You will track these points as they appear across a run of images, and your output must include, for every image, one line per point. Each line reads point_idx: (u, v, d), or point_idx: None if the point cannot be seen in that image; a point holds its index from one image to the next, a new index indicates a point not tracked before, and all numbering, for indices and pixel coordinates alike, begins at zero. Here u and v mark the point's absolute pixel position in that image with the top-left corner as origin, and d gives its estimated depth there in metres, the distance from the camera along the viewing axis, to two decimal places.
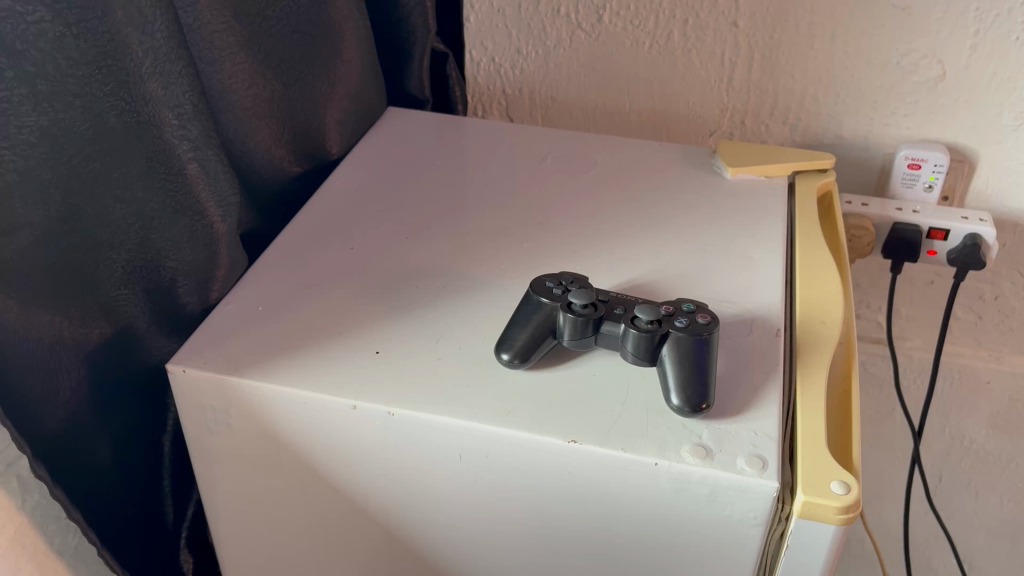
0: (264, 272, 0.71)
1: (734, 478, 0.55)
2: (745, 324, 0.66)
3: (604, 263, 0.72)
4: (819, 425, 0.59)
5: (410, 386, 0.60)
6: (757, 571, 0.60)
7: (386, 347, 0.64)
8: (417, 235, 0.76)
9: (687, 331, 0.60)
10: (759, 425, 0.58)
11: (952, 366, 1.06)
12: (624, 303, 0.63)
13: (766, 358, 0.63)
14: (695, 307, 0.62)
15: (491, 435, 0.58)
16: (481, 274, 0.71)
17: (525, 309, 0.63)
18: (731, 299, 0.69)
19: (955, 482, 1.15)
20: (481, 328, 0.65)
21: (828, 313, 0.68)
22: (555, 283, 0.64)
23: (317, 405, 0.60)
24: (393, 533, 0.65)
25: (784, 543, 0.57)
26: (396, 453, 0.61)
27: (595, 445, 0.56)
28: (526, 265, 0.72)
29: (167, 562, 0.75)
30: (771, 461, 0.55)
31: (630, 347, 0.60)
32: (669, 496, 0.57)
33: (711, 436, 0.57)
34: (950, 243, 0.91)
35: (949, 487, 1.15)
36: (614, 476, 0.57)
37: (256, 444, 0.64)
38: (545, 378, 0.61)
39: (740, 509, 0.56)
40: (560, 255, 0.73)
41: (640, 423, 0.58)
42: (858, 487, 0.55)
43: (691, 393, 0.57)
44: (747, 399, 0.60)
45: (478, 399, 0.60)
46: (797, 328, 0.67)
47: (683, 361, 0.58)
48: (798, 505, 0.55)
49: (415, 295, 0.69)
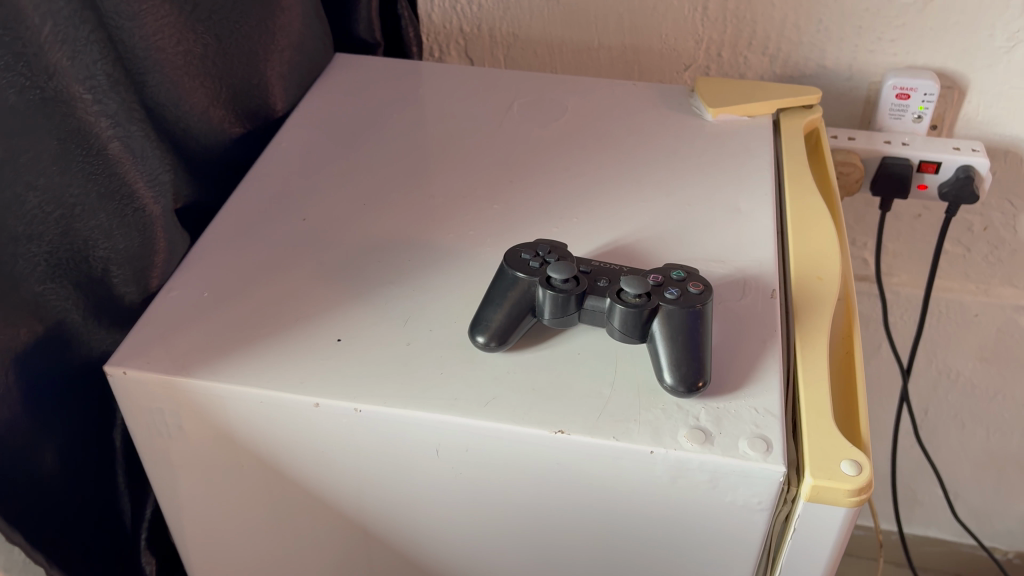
0: (209, 252, 0.64)
1: (736, 463, 0.50)
2: (738, 285, 0.61)
3: (582, 225, 0.66)
4: (824, 396, 0.55)
5: (380, 376, 0.55)
6: (762, 555, 0.56)
7: (349, 333, 0.58)
8: (376, 201, 0.70)
9: (678, 304, 0.54)
10: (760, 400, 0.54)
11: (940, 301, 1.03)
12: (608, 274, 0.57)
13: (763, 322, 0.58)
14: (686, 274, 0.57)
15: (471, 429, 0.53)
16: (450, 243, 0.65)
17: (500, 285, 0.57)
18: (721, 258, 0.63)
19: (941, 415, 1.13)
20: (453, 306, 0.60)
21: (825, 269, 0.63)
22: (531, 254, 0.58)
23: (277, 402, 0.55)
24: (370, 529, 0.61)
25: (790, 525, 0.53)
26: (366, 448, 0.56)
27: (584, 434, 0.52)
28: (498, 231, 0.66)
29: (130, 563, 0.70)
30: (776, 442, 0.51)
31: (617, 324, 0.54)
32: (666, 484, 0.53)
33: (709, 417, 0.52)
34: (942, 175, 0.86)
35: (935, 420, 1.13)
36: (607, 465, 0.53)
37: (215, 445, 0.59)
38: (527, 359, 0.56)
39: (743, 494, 0.52)
40: (534, 218, 0.67)
41: (632, 405, 0.53)
42: (870, 464, 0.51)
43: (685, 371, 0.52)
44: (745, 371, 0.55)
45: (454, 388, 0.54)
46: (793, 286, 0.63)
47: (676, 337, 0.53)
48: (806, 488, 0.51)
49: (379, 271, 0.63)
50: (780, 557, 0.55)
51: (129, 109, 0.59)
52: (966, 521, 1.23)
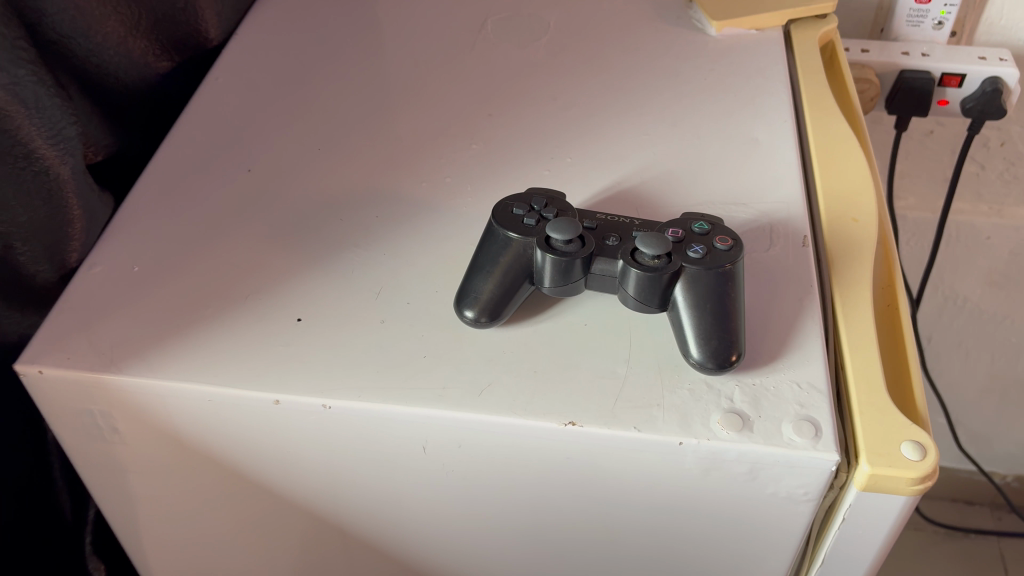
0: (138, 215, 0.54)
1: (782, 453, 0.43)
2: (764, 233, 0.53)
3: (576, 168, 0.57)
4: (873, 363, 0.47)
5: (348, 365, 0.46)
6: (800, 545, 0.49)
7: (311, 311, 0.49)
8: (334, 145, 0.59)
9: (704, 264, 0.45)
10: (802, 374, 0.46)
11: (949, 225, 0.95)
12: (617, 229, 0.48)
13: (796, 278, 0.50)
14: (711, 226, 0.47)
15: (463, 424, 0.44)
16: (425, 194, 0.55)
17: (489, 249, 0.48)
18: (741, 200, 0.55)
19: (945, 343, 1.07)
20: (434, 272, 0.50)
21: (860, 209, 0.55)
22: (524, 208, 0.49)
23: (228, 400, 0.45)
24: (349, 530, 0.53)
25: (837, 515, 0.46)
26: (338, 447, 0.48)
27: (601, 426, 0.43)
28: (480, 178, 0.56)
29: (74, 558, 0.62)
30: (825, 426, 0.43)
31: (632, 291, 0.46)
32: (696, 476, 0.45)
33: (745, 397, 0.45)
34: (965, 89, 0.77)
35: (939, 348, 1.08)
36: (626, 458, 0.45)
37: (158, 449, 0.50)
38: (525, 334, 0.48)
39: (787, 486, 0.44)
40: (521, 161, 0.58)
41: (654, 387, 0.45)
42: (935, 445, 0.43)
43: (715, 346, 0.44)
44: (780, 338, 0.47)
45: (439, 373, 0.46)
46: (824, 230, 0.54)
47: (703, 305, 0.45)
48: (861, 477, 0.43)
49: (343, 232, 0.53)
50: (822, 547, 0.49)
51: (15, 49, 0.46)
52: (967, 448, 1.19)
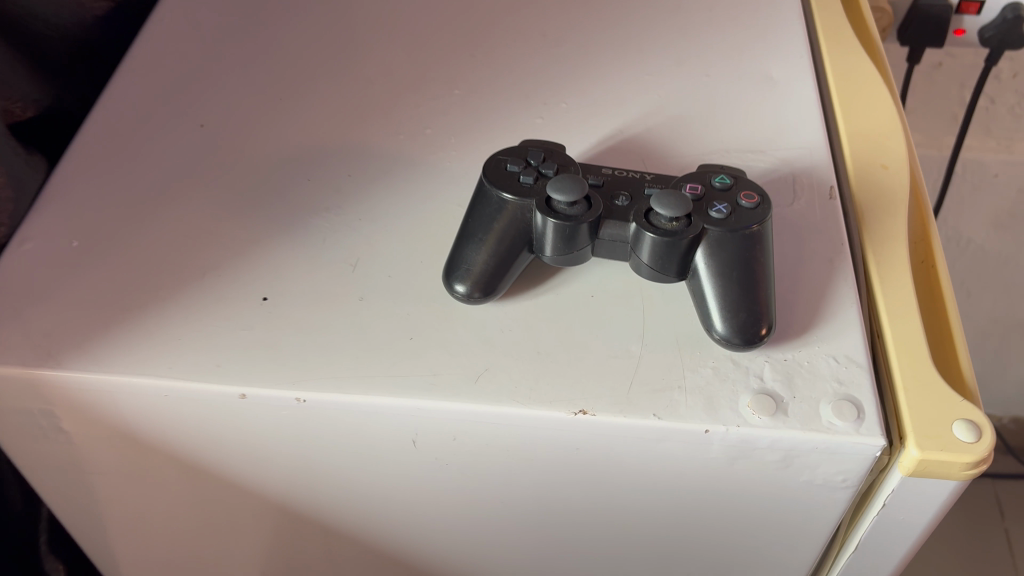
0: (76, 181, 0.47)
1: (821, 439, 0.38)
2: (786, 185, 0.47)
3: (573, 115, 0.51)
4: (916, 330, 0.42)
5: (325, 350, 0.40)
6: (831, 533, 0.45)
7: (279, 289, 0.43)
8: (299, 94, 0.53)
9: (728, 226, 0.40)
10: (838, 345, 0.41)
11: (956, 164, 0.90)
12: (627, 185, 0.42)
13: (824, 235, 0.45)
14: (733, 180, 0.42)
15: (458, 416, 0.39)
16: (404, 149, 0.49)
17: (481, 213, 0.42)
18: (759, 148, 0.49)
19: None
20: (418, 240, 0.45)
21: (890, 154, 0.49)
22: (520, 164, 0.42)
23: (187, 395, 0.40)
24: (332, 526, 0.48)
25: (877, 501, 0.41)
26: (316, 442, 0.42)
27: (616, 414, 0.38)
28: (466, 130, 0.50)
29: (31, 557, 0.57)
30: (867, 407, 0.38)
31: (646, 259, 0.40)
32: (722, 465, 0.40)
33: (777, 375, 0.39)
34: (984, 17, 0.71)
35: None
36: (643, 448, 0.40)
37: (111, 449, 0.44)
38: (525, 309, 0.42)
39: (824, 473, 0.39)
40: (510, 108, 0.51)
41: (673, 367, 0.40)
42: (990, 424, 0.38)
43: (744, 319, 0.39)
44: (811, 304, 0.42)
45: (429, 358, 0.40)
46: (851, 179, 0.49)
47: (728, 272, 0.39)
48: (909, 462, 0.38)
49: (312, 195, 0.47)
50: (855, 533, 0.44)
51: None
52: None
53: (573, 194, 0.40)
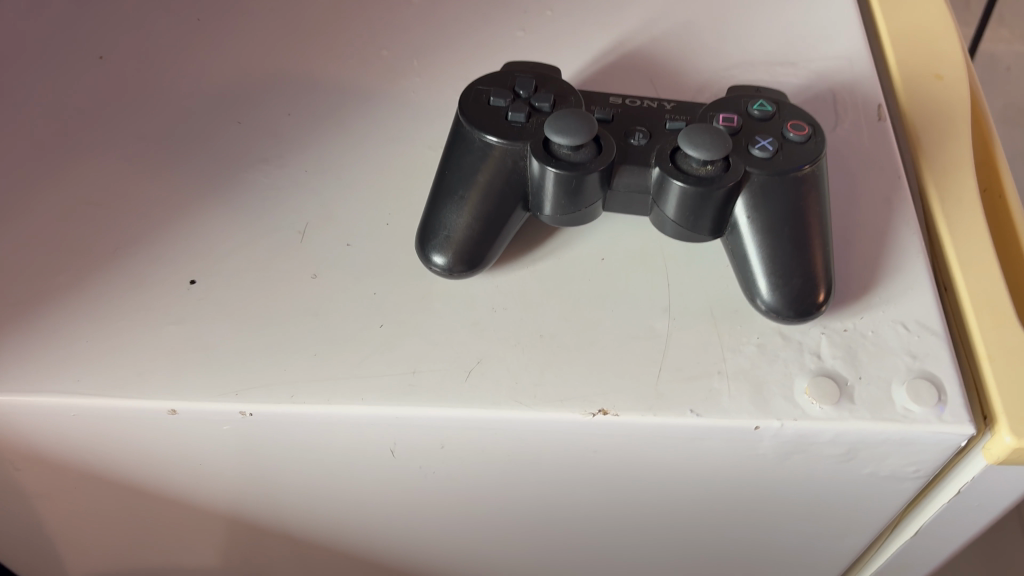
0: None
1: (896, 431, 0.31)
2: (826, 104, 0.39)
3: (562, 25, 0.42)
4: (995, 282, 0.35)
5: (273, 346, 0.32)
6: (882, 524, 0.38)
7: (211, 268, 0.34)
8: (221, 10, 0.43)
9: (774, 167, 0.31)
10: (906, 309, 0.33)
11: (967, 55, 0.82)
12: (644, 118, 0.33)
13: (876, 166, 0.37)
14: (775, 106, 0.33)
15: (446, 424, 0.31)
16: (357, 78, 0.40)
17: (460, 162, 0.33)
18: (789, 59, 0.40)
19: None
20: (381, 199, 0.36)
21: (945, 60, 0.41)
22: (505, 96, 0.33)
23: (101, 412, 0.31)
24: (295, 536, 0.41)
25: (944, 492, 0.35)
26: (269, 457, 0.34)
27: (644, 413, 0.31)
28: (431, 50, 0.41)
29: None
30: (950, 386, 0.31)
31: (672, 214, 0.32)
32: (769, 463, 0.33)
33: (837, 351, 0.32)
34: None
35: None
36: (674, 448, 0.32)
37: (15, 468, 0.36)
38: (521, 280, 0.34)
39: (892, 465, 0.33)
40: (484, 19, 0.42)
41: (708, 347, 0.32)
42: None
43: (798, 285, 0.31)
44: (869, 257, 0.35)
45: (405, 349, 0.32)
46: (900, 93, 0.40)
47: (778, 228, 0.31)
48: (1000, 451, 0.31)
49: (244, 141, 0.38)
50: (909, 524, 0.38)
51: None
52: None
53: (579, 137, 0.31)
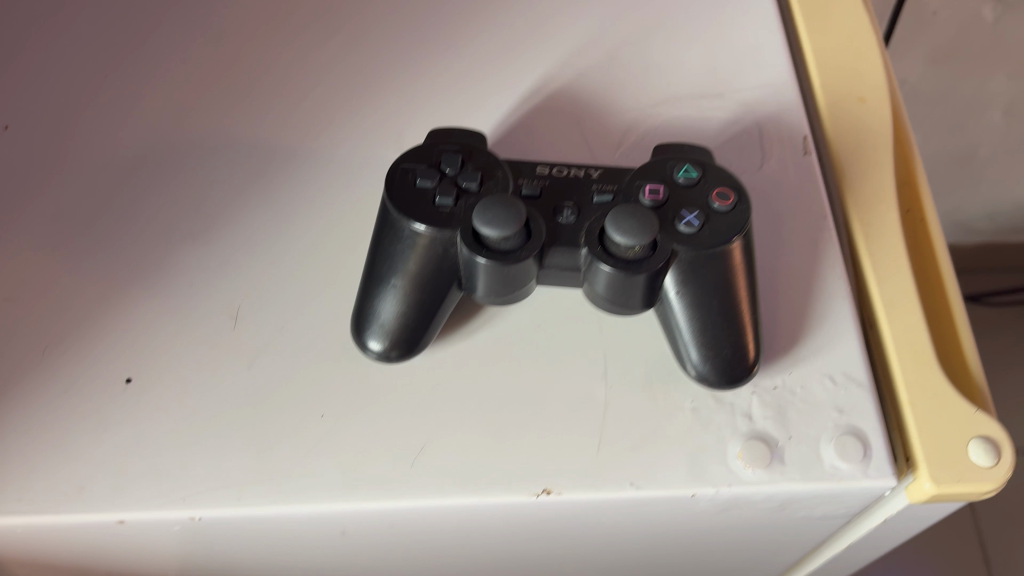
0: None
1: (825, 488, 0.32)
2: (751, 139, 0.39)
3: (485, 62, 0.41)
4: (918, 321, 0.36)
5: (218, 444, 0.32)
6: (813, 547, 0.40)
7: (144, 363, 0.34)
8: (129, 63, 0.41)
9: (701, 242, 0.32)
10: (833, 361, 0.34)
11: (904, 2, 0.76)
12: (571, 193, 0.33)
13: (802, 206, 0.37)
14: (700, 170, 0.34)
15: (393, 513, 0.32)
16: (278, 137, 0.39)
17: (390, 247, 0.33)
18: (713, 90, 0.40)
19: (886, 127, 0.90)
20: (313, 275, 0.36)
21: (867, 81, 0.41)
22: (431, 177, 0.33)
23: (46, 528, 0.31)
24: None
25: (864, 524, 0.36)
26: (221, 543, 0.34)
27: (585, 490, 0.32)
28: (353, 99, 0.40)
29: None
30: (875, 439, 0.33)
31: (602, 291, 0.32)
32: (708, 518, 0.34)
33: (768, 411, 0.33)
34: None
35: None
36: (618, 514, 0.33)
37: None
38: (459, 355, 0.34)
39: (823, 511, 0.34)
40: (403, 60, 0.41)
41: (645, 414, 0.33)
42: (1009, 441, 0.33)
43: (728, 354, 0.32)
44: (796, 306, 0.35)
45: (349, 440, 0.32)
46: (825, 118, 0.41)
47: (707, 300, 0.32)
48: (921, 494, 0.33)
49: (167, 217, 0.37)
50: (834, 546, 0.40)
51: None
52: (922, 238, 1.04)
53: (507, 227, 0.31)
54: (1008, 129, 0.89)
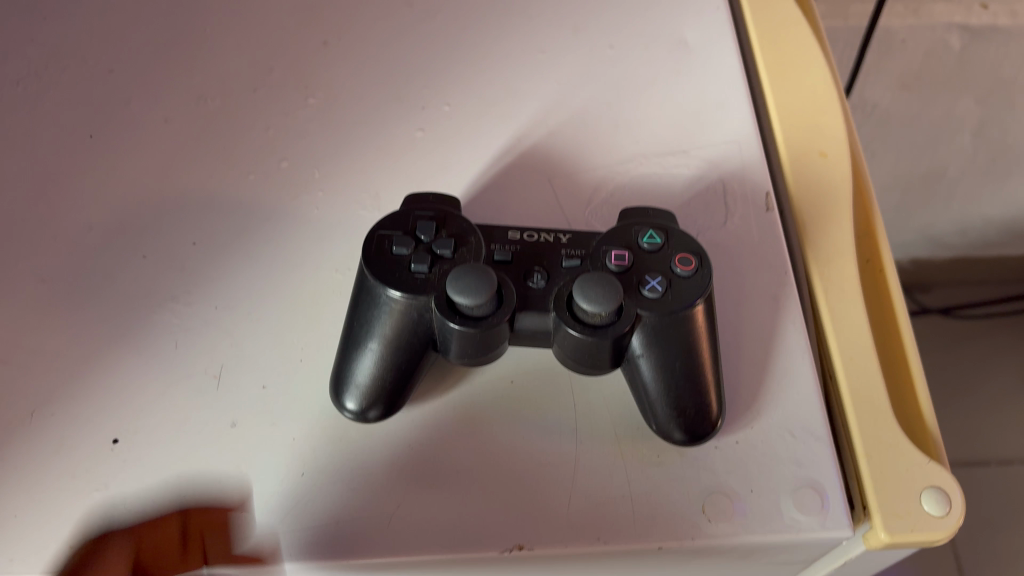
0: None
1: (785, 540, 0.33)
2: (716, 196, 0.40)
3: (460, 122, 0.42)
4: (874, 374, 0.37)
5: (202, 501, 0.33)
6: None
7: (129, 425, 0.35)
8: (115, 124, 0.42)
9: (664, 306, 0.34)
10: (793, 414, 0.36)
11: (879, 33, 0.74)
12: (540, 258, 0.35)
13: (764, 263, 0.39)
14: (663, 236, 0.35)
15: (370, 567, 0.33)
16: (259, 198, 0.40)
17: (367, 311, 0.34)
18: (679, 147, 0.42)
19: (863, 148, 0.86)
20: (294, 335, 0.37)
21: (828, 136, 0.43)
22: (406, 244, 0.34)
23: None
24: None
25: (827, 566, 0.38)
26: None
27: (555, 545, 0.33)
28: (332, 160, 0.41)
29: None
30: (833, 492, 0.34)
31: (569, 353, 0.34)
32: (676, 565, 0.36)
33: (730, 466, 0.35)
34: None
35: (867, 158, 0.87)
36: (588, 565, 0.35)
37: None
38: (435, 413, 0.36)
39: (785, 559, 0.35)
40: (382, 120, 0.43)
41: (612, 470, 0.35)
42: (960, 491, 0.34)
43: (689, 411, 0.33)
44: (758, 362, 0.37)
45: (326, 498, 0.33)
46: (788, 173, 0.42)
47: (669, 361, 0.33)
48: (877, 542, 0.34)
49: (150, 278, 0.38)
50: None
51: None
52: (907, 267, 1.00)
53: (480, 296, 0.32)
54: (977, 151, 0.83)
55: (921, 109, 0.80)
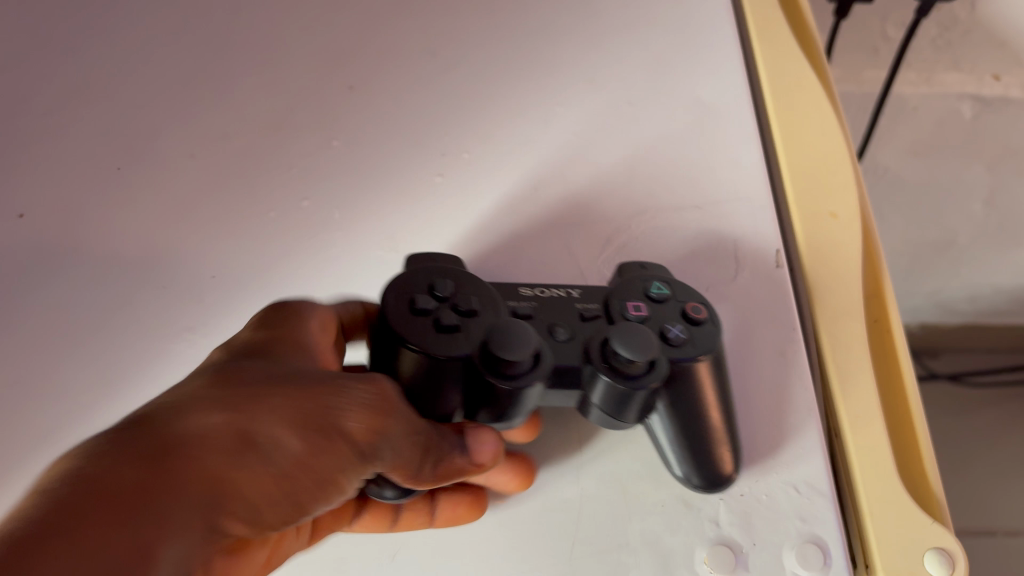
0: None
1: None
2: (725, 252, 0.41)
3: (477, 171, 0.44)
4: (880, 433, 0.38)
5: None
6: None
7: None
8: (142, 159, 0.44)
9: (688, 352, 0.35)
10: (797, 470, 0.36)
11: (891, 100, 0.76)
12: (556, 315, 0.36)
13: (773, 319, 0.40)
14: (670, 288, 0.37)
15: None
16: (279, 234, 0.41)
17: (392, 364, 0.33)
18: (692, 202, 0.43)
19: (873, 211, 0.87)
20: None
21: (840, 198, 0.44)
22: (427, 296, 0.34)
23: None
24: None
25: None
26: None
27: None
28: (351, 201, 0.42)
29: None
30: (836, 549, 0.34)
31: (598, 404, 0.35)
32: None
33: (735, 518, 0.35)
34: None
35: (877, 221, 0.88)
36: None
37: None
38: None
39: None
40: (401, 165, 0.44)
41: (617, 516, 0.35)
42: (962, 553, 0.35)
43: (710, 462, 0.34)
44: (763, 416, 0.37)
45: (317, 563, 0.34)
46: (800, 232, 0.43)
47: (690, 410, 0.35)
48: None
49: (169, 309, 0.39)
50: None
51: None
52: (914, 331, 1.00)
53: (524, 351, 0.32)
54: (986, 219, 0.84)
55: (931, 175, 0.81)
